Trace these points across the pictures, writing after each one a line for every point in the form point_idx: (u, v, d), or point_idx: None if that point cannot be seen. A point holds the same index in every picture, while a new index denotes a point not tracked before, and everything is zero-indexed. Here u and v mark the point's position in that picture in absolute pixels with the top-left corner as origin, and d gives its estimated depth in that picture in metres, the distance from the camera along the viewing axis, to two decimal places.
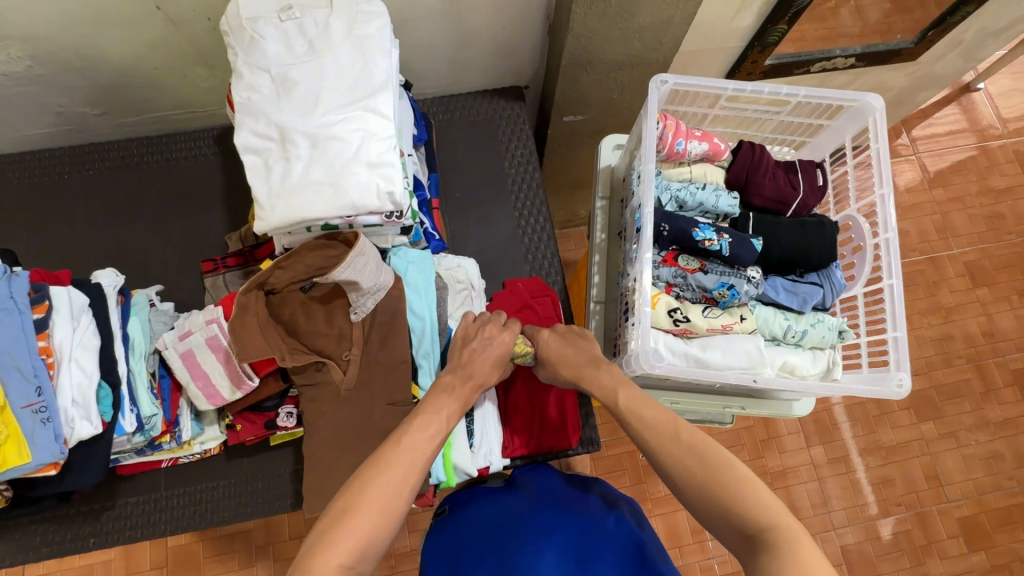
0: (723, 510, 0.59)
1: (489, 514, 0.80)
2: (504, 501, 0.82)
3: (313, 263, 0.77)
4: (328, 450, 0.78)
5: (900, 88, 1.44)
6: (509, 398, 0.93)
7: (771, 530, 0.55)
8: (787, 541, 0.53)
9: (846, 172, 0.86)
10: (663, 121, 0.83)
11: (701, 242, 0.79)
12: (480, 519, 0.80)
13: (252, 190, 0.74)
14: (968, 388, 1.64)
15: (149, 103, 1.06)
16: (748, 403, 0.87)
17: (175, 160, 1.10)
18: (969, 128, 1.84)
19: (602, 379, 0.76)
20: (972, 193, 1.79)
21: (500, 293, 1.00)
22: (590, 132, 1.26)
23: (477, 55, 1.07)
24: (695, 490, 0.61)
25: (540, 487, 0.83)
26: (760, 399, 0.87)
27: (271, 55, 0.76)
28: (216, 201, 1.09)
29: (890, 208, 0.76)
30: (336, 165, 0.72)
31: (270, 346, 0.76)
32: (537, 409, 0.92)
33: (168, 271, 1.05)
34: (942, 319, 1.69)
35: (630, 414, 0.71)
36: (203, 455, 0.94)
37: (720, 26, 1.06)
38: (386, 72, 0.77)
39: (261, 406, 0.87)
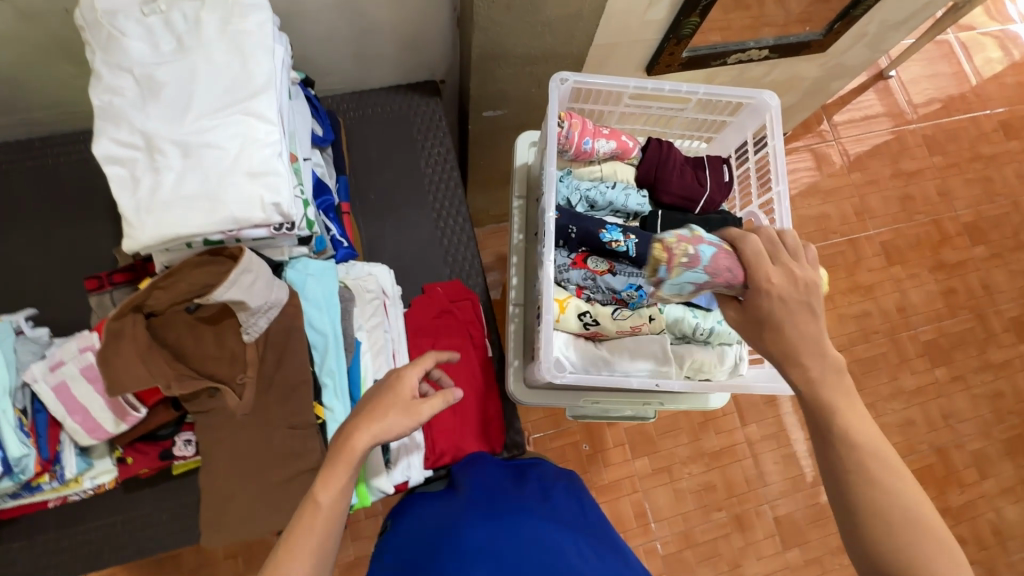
0: (888, 548, 0.49)
1: (432, 514, 0.76)
2: (442, 505, 0.78)
3: (197, 281, 0.71)
4: (225, 480, 0.73)
5: (814, 78, 1.48)
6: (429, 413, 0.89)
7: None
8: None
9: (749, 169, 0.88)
10: (569, 120, 0.81)
11: (608, 244, 0.77)
12: (426, 519, 0.75)
13: (118, 206, 0.67)
14: (885, 360, 1.74)
15: (12, 103, 0.94)
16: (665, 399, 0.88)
17: (53, 165, 0.99)
18: (883, 114, 1.94)
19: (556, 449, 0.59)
20: (886, 176, 1.89)
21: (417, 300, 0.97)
22: (512, 126, 1.23)
23: (384, 49, 1.02)
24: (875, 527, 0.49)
25: (476, 480, 0.80)
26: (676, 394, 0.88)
27: (133, 54, 0.69)
28: (104, 209, 0.99)
29: (785, 205, 0.78)
30: (212, 175, 0.66)
31: (152, 374, 0.70)
32: (460, 419, 0.90)
33: (50, 291, 0.95)
34: (862, 296, 1.78)
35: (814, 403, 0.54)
36: (95, 492, 0.86)
37: (635, 19, 1.05)
38: (267, 71, 0.71)
39: (155, 436, 0.81)
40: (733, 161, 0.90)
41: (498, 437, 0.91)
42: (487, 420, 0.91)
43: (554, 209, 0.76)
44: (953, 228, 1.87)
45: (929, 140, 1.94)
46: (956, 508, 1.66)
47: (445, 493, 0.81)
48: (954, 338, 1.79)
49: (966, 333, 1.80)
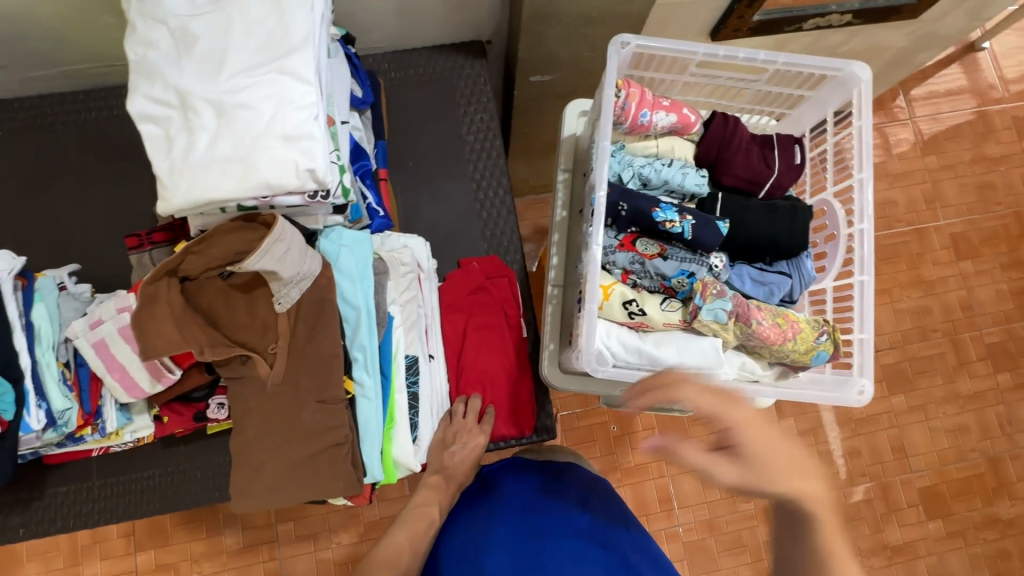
0: None
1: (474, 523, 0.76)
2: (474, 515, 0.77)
3: (230, 247, 0.69)
4: (253, 449, 0.72)
5: (899, 49, 1.33)
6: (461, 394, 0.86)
7: None
8: None
9: (826, 151, 0.78)
10: (626, 89, 0.74)
11: (661, 224, 0.72)
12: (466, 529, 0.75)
13: (152, 166, 0.65)
14: (942, 361, 1.63)
15: (54, 55, 0.93)
16: None
17: (94, 119, 0.99)
18: (970, 90, 1.74)
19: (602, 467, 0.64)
20: (966, 161, 1.71)
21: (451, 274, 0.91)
22: (559, 93, 1.15)
23: (428, 5, 0.95)
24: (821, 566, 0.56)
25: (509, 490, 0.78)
26: None
27: (168, 4, 0.65)
28: (142, 165, 0.99)
29: (868, 195, 0.69)
30: (246, 137, 0.63)
31: (186, 338, 0.69)
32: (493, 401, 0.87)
33: (91, 246, 0.96)
34: (923, 292, 1.65)
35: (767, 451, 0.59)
36: (135, 445, 0.88)
37: None
38: (306, 26, 0.67)
39: (190, 397, 0.81)
40: (806, 141, 0.81)
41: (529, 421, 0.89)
42: (518, 402, 0.88)
43: (605, 187, 0.70)
44: None
45: (1021, 122, 1.74)
46: (1003, 520, 1.57)
47: (474, 493, 0.81)
48: (1023, 342, 1.65)
49: None
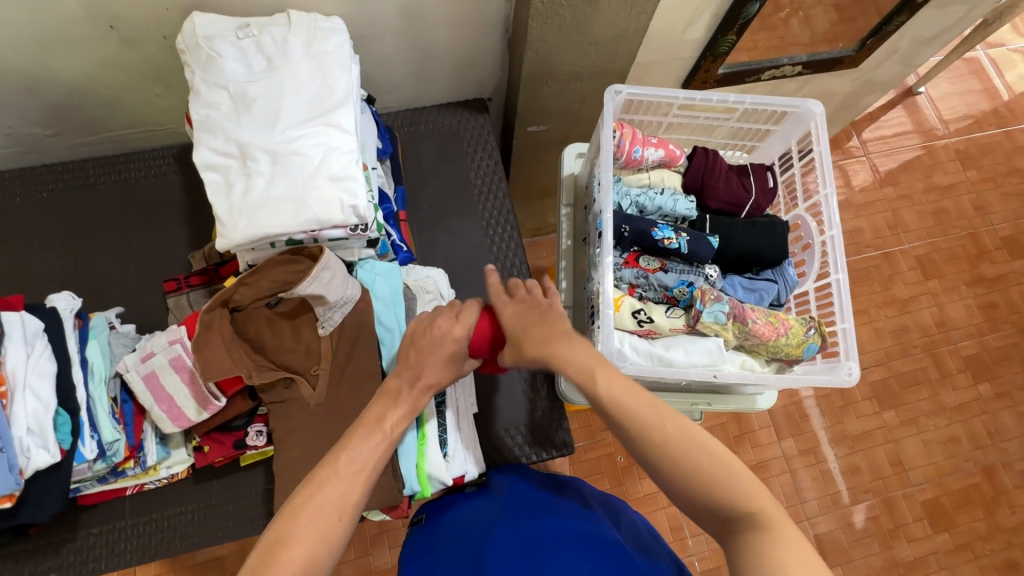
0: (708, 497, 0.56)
1: (467, 520, 0.80)
2: (480, 506, 0.82)
3: (277, 278, 0.77)
4: (296, 466, 0.77)
5: (845, 93, 1.51)
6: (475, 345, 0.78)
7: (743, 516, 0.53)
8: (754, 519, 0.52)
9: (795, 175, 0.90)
10: (620, 130, 0.86)
11: (660, 242, 0.81)
12: (447, 526, 0.80)
13: (212, 208, 0.73)
14: (925, 375, 1.72)
15: (102, 122, 1.03)
16: (713, 399, 0.90)
17: (133, 179, 1.08)
18: (914, 129, 1.95)
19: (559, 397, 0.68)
20: (919, 191, 1.89)
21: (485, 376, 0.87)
22: (553, 141, 1.29)
23: (437, 69, 1.09)
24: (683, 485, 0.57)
25: (515, 491, 0.83)
26: (723, 394, 0.90)
27: (229, 72, 0.76)
28: (177, 219, 1.07)
29: (833, 206, 0.81)
30: (298, 180, 0.73)
31: (237, 363, 0.75)
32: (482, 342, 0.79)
33: (129, 293, 1.03)
34: (898, 311, 1.77)
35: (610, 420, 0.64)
36: (169, 480, 0.91)
37: (674, 36, 1.11)
38: (346, 87, 0.78)
39: (229, 426, 0.85)
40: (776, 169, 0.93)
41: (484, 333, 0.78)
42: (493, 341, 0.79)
43: (612, 210, 0.80)
44: (990, 242, 1.86)
45: (962, 154, 1.94)
46: (1006, 529, 1.61)
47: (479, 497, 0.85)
48: (997, 353, 1.76)
49: (1009, 348, 1.76)
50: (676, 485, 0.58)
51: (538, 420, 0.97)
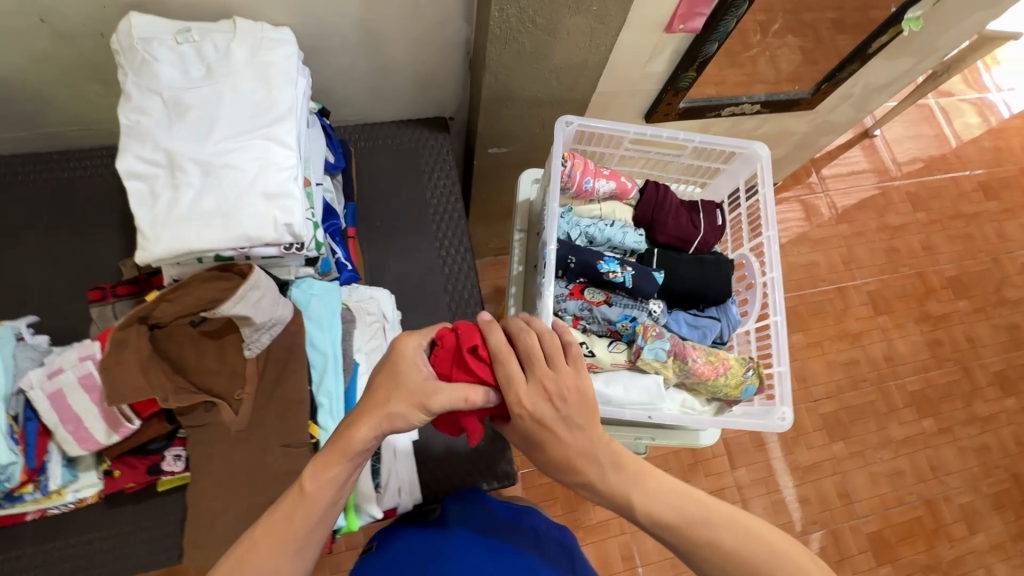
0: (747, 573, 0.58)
1: (418, 553, 0.77)
2: (430, 538, 0.79)
3: (203, 295, 0.72)
4: (213, 496, 0.72)
5: (803, 133, 1.56)
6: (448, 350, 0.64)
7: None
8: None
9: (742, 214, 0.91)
10: (571, 160, 0.85)
11: (605, 274, 0.81)
12: (407, 561, 0.75)
13: (134, 219, 0.69)
14: (873, 408, 1.76)
15: (34, 117, 0.97)
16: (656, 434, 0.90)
17: (66, 179, 1.02)
18: (869, 170, 2.03)
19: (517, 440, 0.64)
20: (873, 229, 1.96)
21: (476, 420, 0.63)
22: (515, 164, 1.29)
23: (396, 85, 1.07)
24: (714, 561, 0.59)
25: (468, 522, 0.80)
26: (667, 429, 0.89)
27: (164, 78, 0.73)
28: (111, 224, 1.02)
29: (775, 249, 0.82)
30: (229, 194, 0.69)
31: (151, 385, 0.70)
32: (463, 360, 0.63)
33: (51, 300, 0.97)
34: (849, 344, 1.82)
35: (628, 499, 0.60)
36: (77, 505, 0.84)
37: (636, 69, 1.12)
38: (289, 100, 0.76)
39: (144, 449, 0.80)
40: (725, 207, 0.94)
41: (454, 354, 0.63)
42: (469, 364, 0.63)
43: (554, 243, 0.80)
44: (936, 282, 1.93)
45: (913, 197, 2.02)
46: (945, 563, 1.64)
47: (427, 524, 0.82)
48: (940, 389, 1.82)
49: (951, 385, 1.83)
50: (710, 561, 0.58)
51: (481, 450, 0.94)
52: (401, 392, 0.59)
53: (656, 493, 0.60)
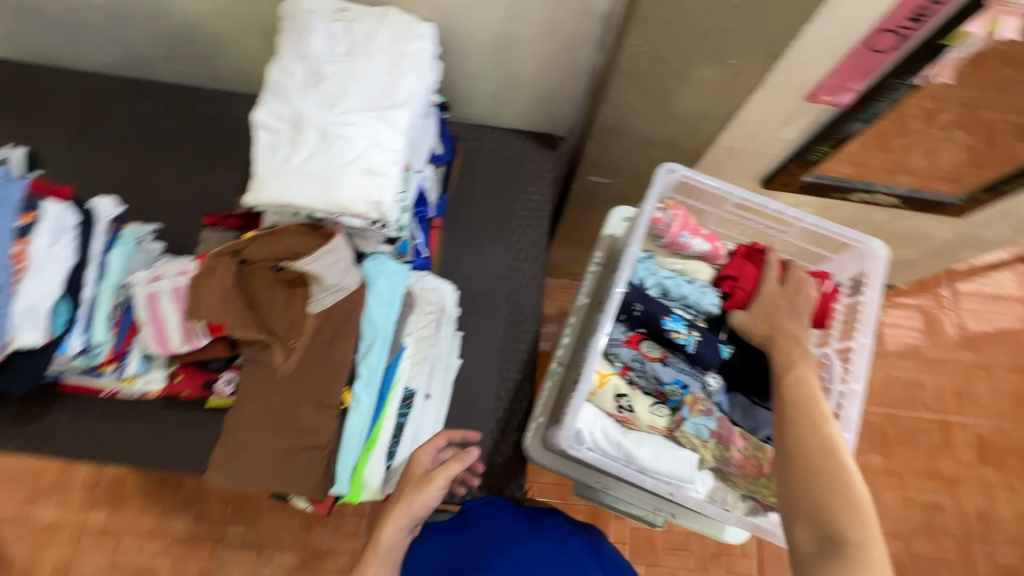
0: (831, 511, 0.53)
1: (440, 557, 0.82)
2: (451, 544, 0.83)
3: (288, 245, 0.79)
4: (243, 427, 0.77)
5: (942, 241, 1.39)
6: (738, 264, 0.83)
7: (855, 545, 0.50)
8: (863, 559, 0.49)
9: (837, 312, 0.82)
10: (673, 210, 0.83)
11: (668, 332, 0.77)
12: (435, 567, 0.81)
13: (253, 164, 0.76)
14: (947, 567, 1.52)
15: (207, 59, 1.11)
16: (678, 511, 0.86)
17: (217, 116, 1.16)
18: (1016, 298, 1.76)
19: None
20: (1002, 367, 1.70)
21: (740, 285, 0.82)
22: (612, 196, 1.27)
23: (517, 97, 1.10)
24: (813, 482, 0.55)
25: (487, 528, 0.83)
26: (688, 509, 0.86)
27: (313, 47, 0.80)
28: (241, 163, 1.14)
29: (864, 360, 0.73)
30: (336, 163, 0.74)
31: (223, 312, 0.76)
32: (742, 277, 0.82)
33: (176, 215, 1.10)
34: (937, 486, 1.58)
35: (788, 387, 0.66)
36: (142, 396, 0.94)
37: (763, 132, 1.06)
38: (412, 91, 0.80)
39: (206, 365, 0.89)
40: None
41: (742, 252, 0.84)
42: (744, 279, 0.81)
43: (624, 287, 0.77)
44: None
45: None
46: None
47: (451, 529, 0.86)
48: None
49: None
50: (808, 476, 0.56)
51: (496, 466, 0.97)
52: (412, 485, 0.73)
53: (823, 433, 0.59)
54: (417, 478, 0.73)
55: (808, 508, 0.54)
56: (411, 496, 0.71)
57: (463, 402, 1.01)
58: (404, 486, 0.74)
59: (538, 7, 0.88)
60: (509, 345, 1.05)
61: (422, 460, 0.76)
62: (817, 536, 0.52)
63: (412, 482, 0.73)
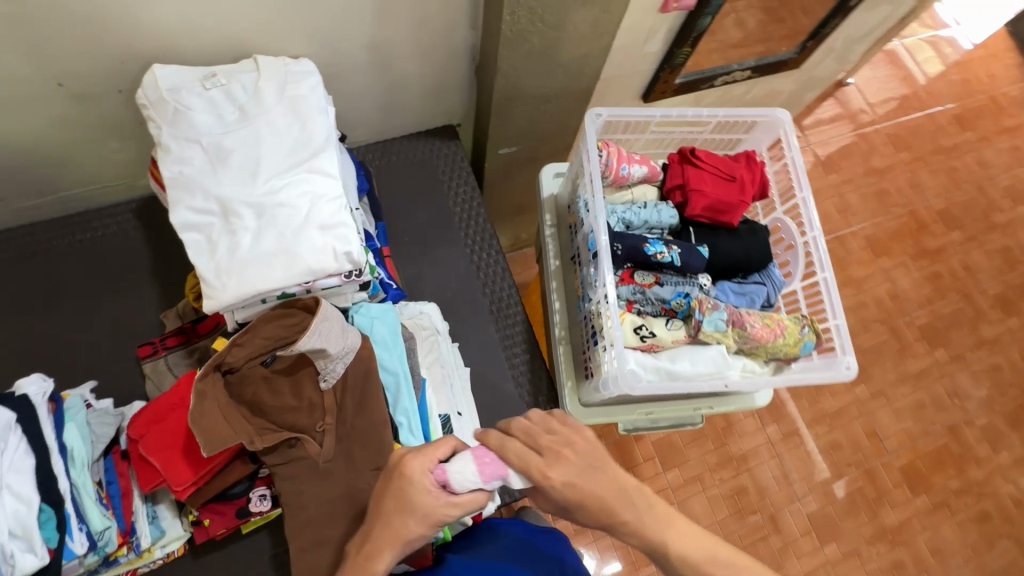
0: None
1: None
2: None
3: (272, 334, 0.73)
4: (315, 526, 0.73)
5: (790, 93, 1.56)
6: (688, 177, 0.88)
7: None
8: None
9: (788, 166, 0.90)
10: (607, 149, 0.87)
11: (654, 256, 0.84)
12: None
13: (195, 269, 0.70)
14: (889, 346, 1.64)
15: (51, 183, 0.96)
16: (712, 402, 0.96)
17: (92, 241, 1.02)
18: (866, 109, 1.86)
19: (629, 479, 0.57)
20: (883, 151, 1.83)
21: (704, 187, 0.87)
22: (526, 159, 1.30)
23: (406, 100, 1.08)
24: None
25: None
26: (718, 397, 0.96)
27: (199, 124, 0.73)
28: (145, 277, 1.02)
29: (811, 208, 0.86)
30: (287, 231, 0.70)
31: (237, 432, 0.71)
32: (703, 180, 0.88)
33: (99, 363, 0.97)
34: (855, 290, 1.67)
35: (676, 553, 0.54)
36: (165, 560, 0.83)
37: (635, 50, 1.13)
38: (325, 131, 0.76)
39: (229, 494, 0.80)
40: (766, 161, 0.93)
41: (686, 164, 0.90)
42: (710, 184, 0.87)
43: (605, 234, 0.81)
44: (928, 217, 1.77)
45: (905, 131, 1.85)
46: (980, 485, 1.55)
47: None
48: (972, 313, 1.69)
49: (957, 314, 1.69)
50: None
51: None
52: (393, 500, 0.58)
53: None
54: (431, 498, 0.58)
55: None
56: (390, 494, 0.59)
57: (487, 404, 1.01)
58: (385, 501, 0.59)
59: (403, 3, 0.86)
60: (505, 332, 1.07)
61: (420, 521, 0.57)
62: None
63: (383, 528, 0.58)
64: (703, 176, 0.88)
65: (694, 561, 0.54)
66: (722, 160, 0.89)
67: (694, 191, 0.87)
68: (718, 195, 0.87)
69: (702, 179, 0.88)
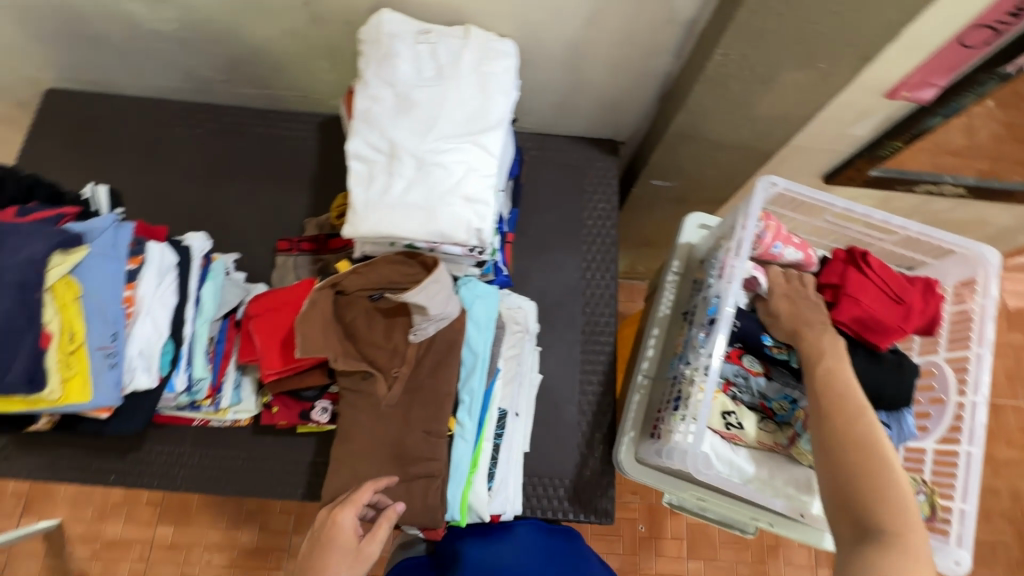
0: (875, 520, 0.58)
1: None
2: None
3: (387, 274, 0.79)
4: (356, 456, 0.78)
5: (1003, 228, 1.33)
6: (849, 280, 0.77)
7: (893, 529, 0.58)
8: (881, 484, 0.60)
9: (973, 313, 0.79)
10: (765, 221, 0.78)
11: (769, 348, 0.76)
12: None
13: (349, 195, 0.76)
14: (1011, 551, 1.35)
15: (268, 80, 1.11)
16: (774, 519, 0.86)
17: (278, 138, 1.16)
18: None
19: (836, 361, 0.68)
20: None
21: (862, 298, 0.76)
22: (674, 198, 1.25)
23: (583, 104, 1.09)
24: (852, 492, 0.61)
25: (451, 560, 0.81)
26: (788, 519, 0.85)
27: (400, 71, 0.79)
28: (305, 183, 1.15)
29: (984, 371, 0.75)
30: (435, 190, 0.74)
31: (326, 345, 0.78)
32: (865, 289, 0.76)
33: (246, 240, 1.11)
34: (993, 470, 1.40)
35: (834, 416, 0.65)
36: (233, 424, 0.94)
37: (839, 127, 1.03)
38: (502, 112, 0.80)
39: (300, 395, 0.88)
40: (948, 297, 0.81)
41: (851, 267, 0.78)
42: (872, 298, 0.76)
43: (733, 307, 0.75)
44: None
45: None
46: None
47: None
48: None
49: None
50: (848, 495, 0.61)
51: (585, 478, 0.98)
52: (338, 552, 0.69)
53: (831, 470, 0.63)
54: (353, 542, 0.70)
55: (846, 502, 0.61)
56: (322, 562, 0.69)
57: (544, 416, 1.01)
58: (326, 552, 0.70)
59: (620, 12, 0.86)
60: (588, 357, 1.06)
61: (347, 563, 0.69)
62: (853, 535, 0.59)
63: None
64: (866, 287, 0.76)
65: (857, 429, 0.63)
66: (895, 277, 0.77)
67: (850, 297, 0.76)
68: (875, 313, 0.75)
69: (864, 289, 0.76)
